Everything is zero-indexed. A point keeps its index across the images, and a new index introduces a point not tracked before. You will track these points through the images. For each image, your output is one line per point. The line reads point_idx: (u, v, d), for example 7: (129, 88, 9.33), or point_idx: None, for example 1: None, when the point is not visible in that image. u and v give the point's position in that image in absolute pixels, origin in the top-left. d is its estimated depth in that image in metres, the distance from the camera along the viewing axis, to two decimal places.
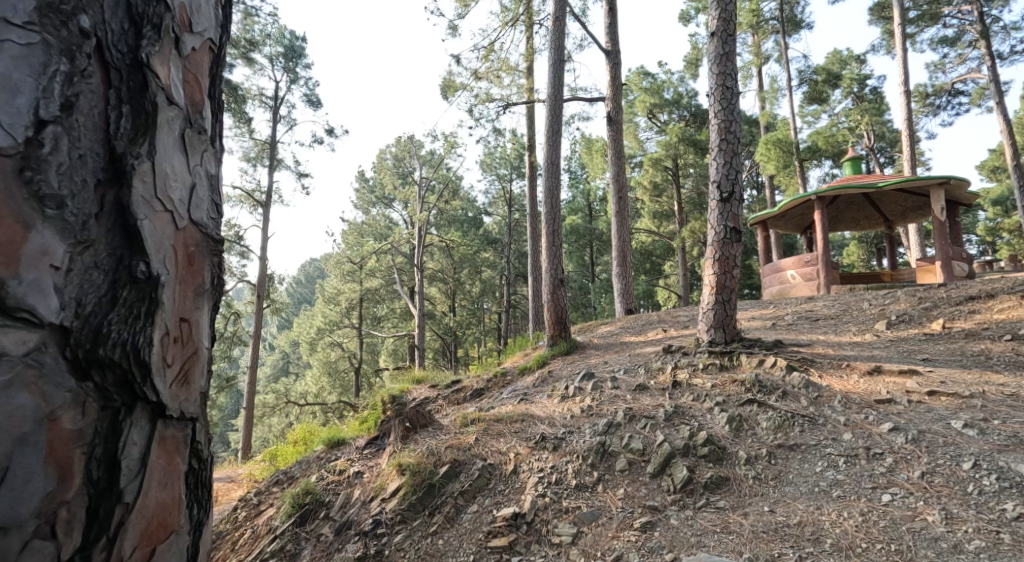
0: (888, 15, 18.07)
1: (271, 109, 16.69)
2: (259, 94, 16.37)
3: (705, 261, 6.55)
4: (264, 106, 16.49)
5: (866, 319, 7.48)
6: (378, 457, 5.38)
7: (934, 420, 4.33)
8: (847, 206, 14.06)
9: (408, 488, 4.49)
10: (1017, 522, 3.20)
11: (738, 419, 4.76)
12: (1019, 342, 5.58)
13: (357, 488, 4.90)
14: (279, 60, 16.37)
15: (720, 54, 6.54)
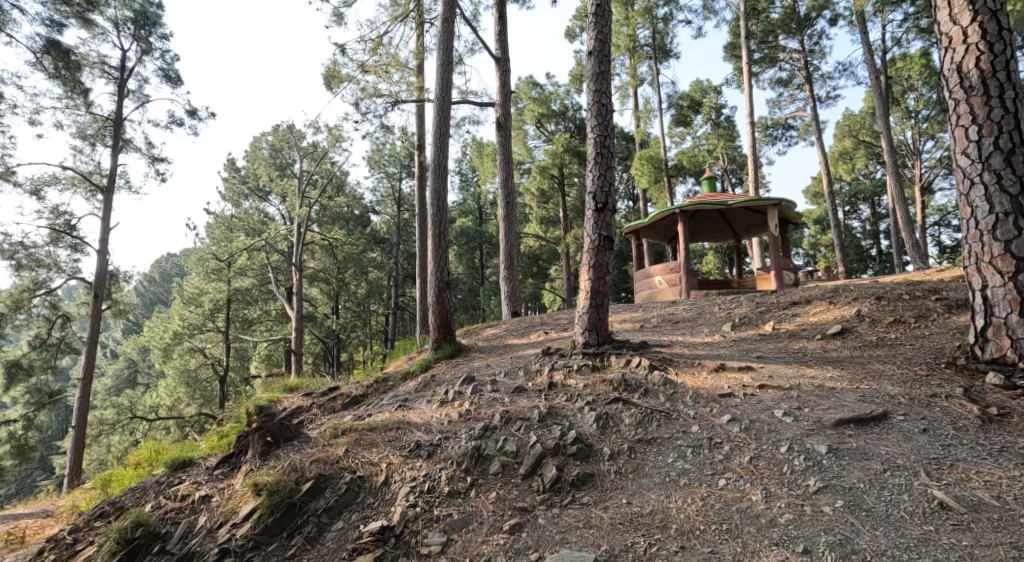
0: (737, 55, 20.41)
1: (116, 81, 14.76)
2: (99, 62, 14.38)
3: (580, 267, 6.88)
4: (107, 76, 14.53)
5: (716, 321, 8.32)
6: (231, 477, 4.96)
7: (761, 409, 4.92)
8: (705, 220, 15.59)
9: (264, 510, 4.23)
10: (816, 495, 3.77)
11: (605, 418, 5.04)
12: (830, 341, 6.54)
13: (202, 514, 4.50)
14: (126, 26, 14.56)
15: (597, 72, 6.94)
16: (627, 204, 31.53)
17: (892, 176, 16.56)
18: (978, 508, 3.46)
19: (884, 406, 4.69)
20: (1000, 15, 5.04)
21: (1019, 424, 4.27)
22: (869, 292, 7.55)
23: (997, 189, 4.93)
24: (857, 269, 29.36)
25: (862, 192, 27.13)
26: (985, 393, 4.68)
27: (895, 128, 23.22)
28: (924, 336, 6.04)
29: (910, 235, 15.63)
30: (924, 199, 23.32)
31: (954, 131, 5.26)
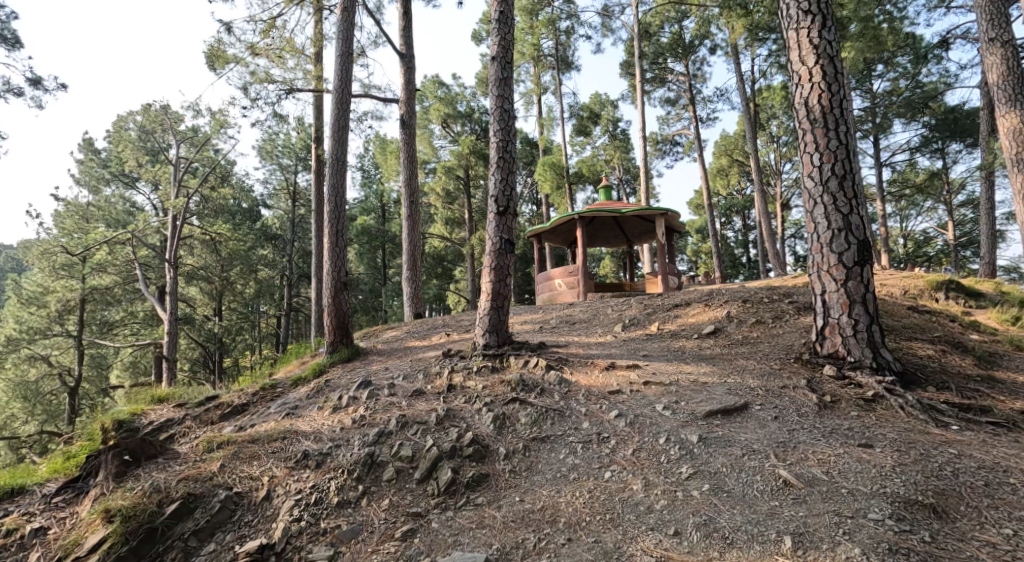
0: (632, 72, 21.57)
1: None
2: None
3: (482, 269, 6.91)
4: None
5: (608, 322, 8.73)
6: (76, 504, 4.43)
7: (645, 404, 5.22)
8: (601, 227, 16.29)
9: (115, 539, 3.83)
10: (688, 481, 4.07)
11: (502, 418, 5.09)
12: (707, 339, 7.09)
13: (37, 549, 3.99)
14: None
15: (500, 78, 7.02)
16: (530, 209, 32.13)
17: (760, 192, 18.30)
18: (813, 482, 3.89)
19: (747, 397, 5.17)
20: (837, 60, 5.76)
21: (848, 409, 4.89)
22: (737, 295, 8.31)
23: (834, 208, 5.61)
24: (730, 274, 32.15)
25: (736, 204, 29.82)
26: (825, 383, 5.31)
27: (762, 150, 25.73)
28: (780, 334, 6.75)
29: (772, 245, 17.43)
30: (783, 214, 26.15)
31: (802, 158, 5.92)
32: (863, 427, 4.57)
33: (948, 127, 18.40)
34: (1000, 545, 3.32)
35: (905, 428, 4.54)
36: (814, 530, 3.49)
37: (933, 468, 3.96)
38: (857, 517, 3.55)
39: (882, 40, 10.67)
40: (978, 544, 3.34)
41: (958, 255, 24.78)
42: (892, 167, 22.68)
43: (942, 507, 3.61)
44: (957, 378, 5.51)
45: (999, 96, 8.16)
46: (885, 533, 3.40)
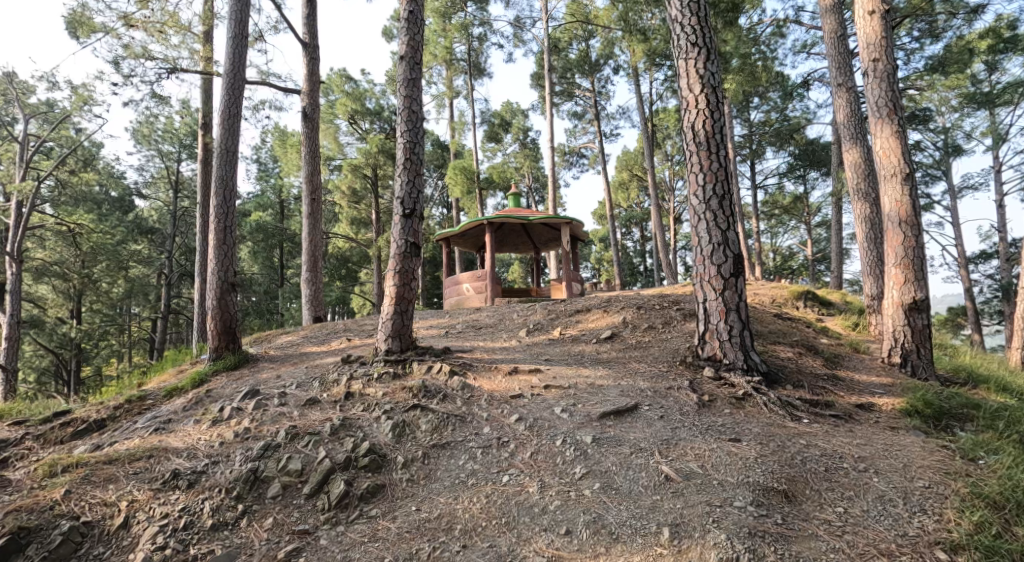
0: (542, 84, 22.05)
1: None
2: None
3: (386, 272, 6.71)
4: None
5: (513, 327, 8.81)
6: None
7: (544, 408, 5.30)
8: (510, 233, 16.45)
9: None
10: (582, 481, 4.17)
11: (401, 425, 4.94)
12: (606, 343, 7.35)
13: None
14: None
15: (408, 78, 6.86)
16: (440, 212, 31.81)
17: (656, 205, 19.33)
18: (690, 476, 4.13)
19: (637, 399, 5.40)
20: (719, 90, 6.23)
21: (722, 407, 5.27)
22: (634, 302, 8.71)
23: (715, 223, 6.04)
24: (629, 282, 33.78)
25: (635, 216, 31.38)
26: (705, 384, 5.69)
27: (658, 167, 27.28)
28: (669, 339, 7.15)
29: (665, 256, 18.52)
30: (675, 227, 27.93)
31: (689, 177, 6.31)
32: (734, 423, 4.94)
33: (809, 157, 20.59)
34: (834, 522, 3.70)
35: (768, 423, 4.97)
36: (688, 520, 3.69)
37: (788, 457, 4.35)
38: (724, 505, 3.80)
39: (757, 76, 11.69)
40: (818, 523, 3.69)
41: (815, 269, 27.86)
42: (766, 189, 25.04)
43: (793, 492, 3.96)
44: (810, 377, 6.14)
45: (845, 133, 9.25)
46: (747, 519, 3.66)
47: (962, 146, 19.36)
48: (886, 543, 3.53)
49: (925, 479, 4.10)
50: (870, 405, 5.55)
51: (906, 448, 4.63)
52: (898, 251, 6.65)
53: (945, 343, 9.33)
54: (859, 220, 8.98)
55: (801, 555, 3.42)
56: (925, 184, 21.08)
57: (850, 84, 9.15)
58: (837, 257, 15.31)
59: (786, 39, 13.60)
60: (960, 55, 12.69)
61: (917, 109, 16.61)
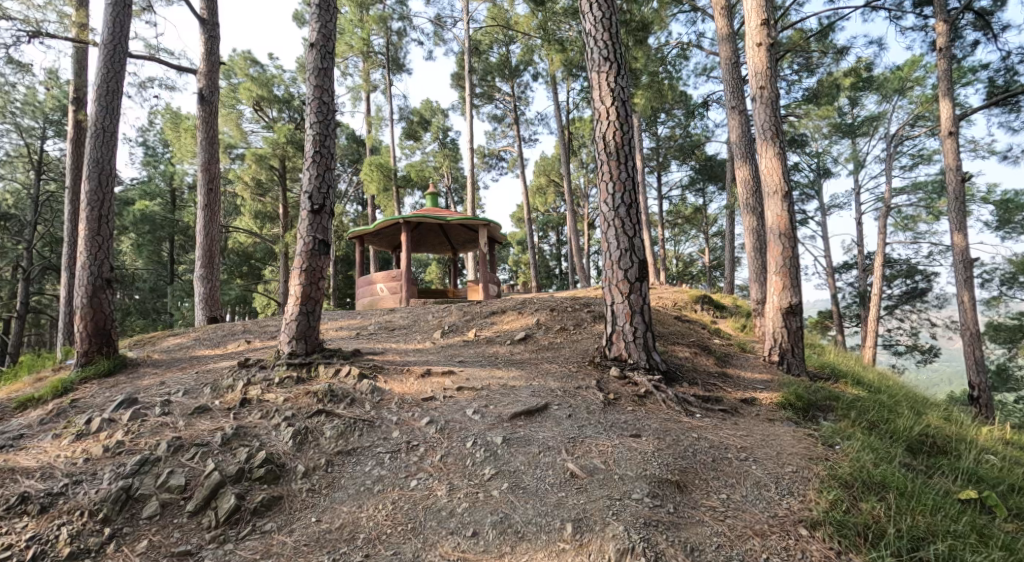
0: (462, 85, 22.01)
1: None
2: None
3: (292, 271, 6.42)
4: None
5: (427, 329, 8.71)
6: None
7: (456, 410, 5.28)
8: (426, 233, 16.25)
9: None
10: (490, 482, 4.21)
11: (303, 432, 4.75)
12: (518, 345, 7.46)
13: None
14: None
15: (319, 67, 6.60)
16: (354, 209, 30.82)
17: (571, 211, 19.82)
18: (594, 472, 4.29)
19: (547, 399, 5.53)
20: (628, 103, 6.53)
21: (626, 404, 5.52)
22: (547, 304, 8.89)
23: (623, 230, 6.31)
24: (544, 285, 34.43)
25: (551, 221, 32.02)
26: (610, 383, 5.93)
27: (573, 174, 28.05)
28: (579, 340, 7.38)
29: (578, 260, 19.01)
30: (588, 232, 28.83)
31: (599, 185, 6.56)
32: (635, 420, 5.19)
33: (708, 172, 21.97)
34: (718, 508, 4.00)
35: (665, 419, 5.27)
36: (590, 515, 3.84)
37: (681, 450, 4.65)
38: (623, 498, 3.99)
39: (664, 93, 12.35)
40: (705, 510, 3.96)
41: (711, 276, 29.84)
42: (670, 199, 26.52)
43: (684, 482, 4.23)
44: (703, 375, 6.58)
45: (736, 152, 10.01)
46: (643, 510, 3.86)
47: (831, 170, 21.64)
48: (762, 523, 3.85)
49: (793, 465, 4.52)
50: (753, 400, 6.04)
51: (780, 437, 5.08)
52: (779, 260, 7.25)
53: (814, 343, 10.33)
54: (748, 231, 9.74)
55: (688, 540, 3.65)
56: (800, 202, 23.27)
57: (741, 107, 9.92)
58: (731, 265, 16.48)
59: (688, 61, 14.52)
60: (829, 90, 14.20)
61: (796, 134, 18.32)
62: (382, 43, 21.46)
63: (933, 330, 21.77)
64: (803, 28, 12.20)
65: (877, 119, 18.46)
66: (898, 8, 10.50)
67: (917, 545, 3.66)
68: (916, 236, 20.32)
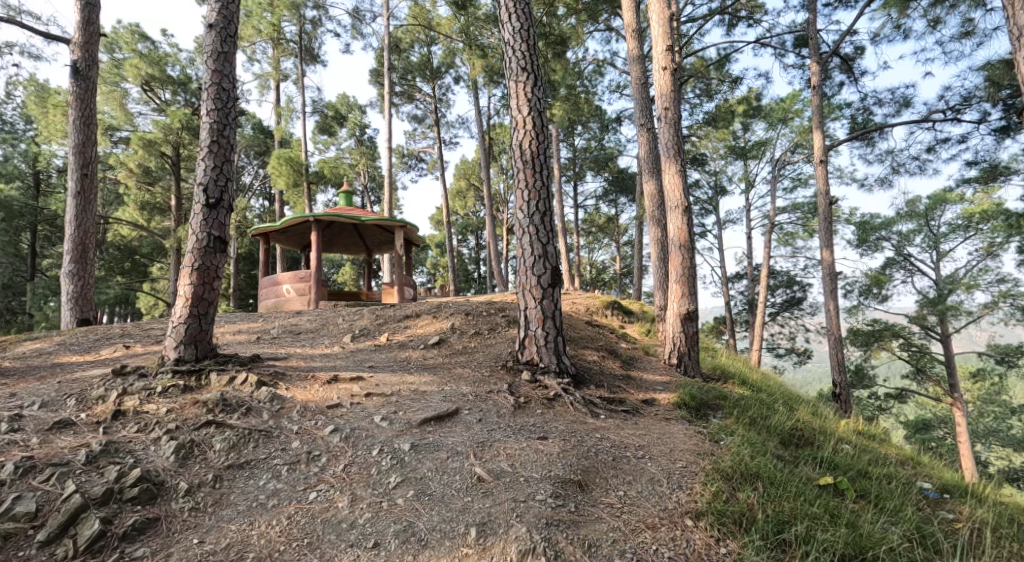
0: (380, 82, 21.52)
1: None
2: None
3: (182, 269, 5.98)
4: None
5: (337, 333, 8.42)
6: None
7: (363, 417, 5.15)
8: (338, 232, 15.69)
9: None
10: (395, 490, 4.15)
11: (187, 446, 4.45)
12: (430, 350, 7.38)
13: None
14: None
15: (218, 51, 6.21)
16: (261, 204, 29.16)
17: (490, 216, 19.87)
18: (500, 475, 4.35)
19: (458, 403, 5.53)
20: (544, 114, 6.69)
21: (535, 407, 5.64)
22: (462, 308, 8.89)
23: (537, 238, 6.45)
24: (462, 289, 34.28)
25: (470, 225, 32.01)
26: (521, 387, 6.04)
27: (493, 179, 28.24)
28: (492, 344, 7.44)
29: (496, 265, 19.11)
30: (506, 237, 29.10)
31: (515, 192, 6.66)
32: (543, 422, 5.32)
33: (620, 185, 22.94)
34: (615, 505, 4.18)
35: (572, 421, 5.44)
36: (494, 518, 3.88)
37: (584, 450, 4.82)
38: (528, 500, 4.07)
39: (580, 107, 12.76)
40: (604, 507, 4.13)
41: (621, 283, 31.08)
42: (585, 208, 27.36)
43: (586, 482, 4.38)
44: (609, 377, 6.86)
45: (644, 167, 10.55)
46: (546, 510, 3.96)
47: (726, 188, 23.30)
48: (653, 517, 4.07)
49: (683, 460, 4.83)
50: (653, 401, 6.37)
51: (673, 435, 5.40)
52: (679, 268, 7.71)
53: (709, 346, 11.05)
54: (653, 242, 10.29)
55: (587, 537, 3.79)
56: (700, 216, 24.84)
57: (649, 125, 10.46)
58: (639, 274, 17.25)
59: (604, 77, 15.10)
60: (726, 115, 15.31)
61: (697, 153, 19.53)
62: (294, 31, 20.55)
63: (807, 335, 24.04)
64: (704, 56, 13.06)
65: (765, 144, 20.17)
66: (782, 46, 11.52)
67: (783, 527, 4.02)
68: (795, 251, 22.34)
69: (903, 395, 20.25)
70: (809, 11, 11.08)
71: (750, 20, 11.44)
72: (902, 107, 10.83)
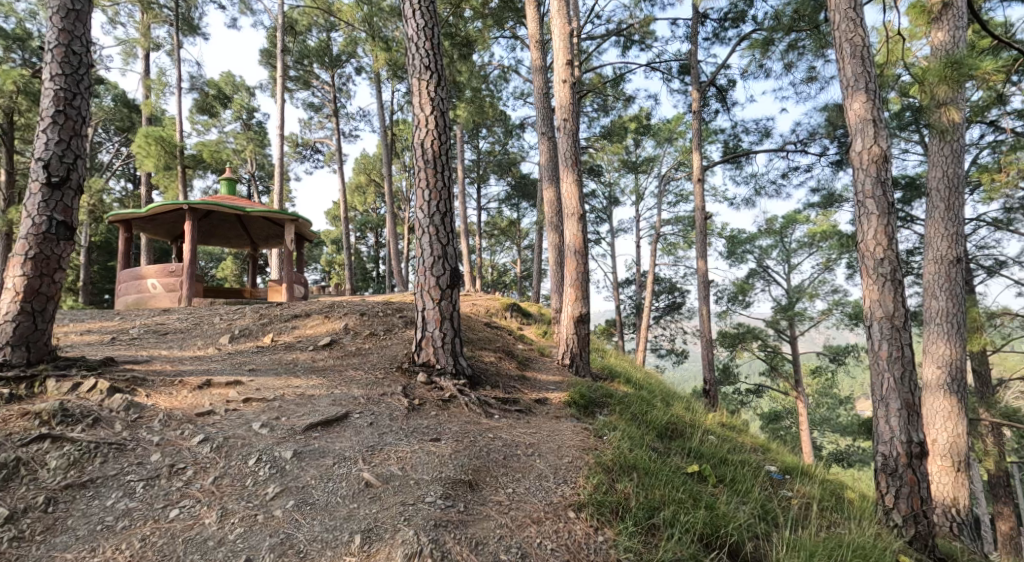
0: (272, 63, 20.25)
1: None
2: None
3: (13, 258, 5.28)
4: None
5: (213, 333, 7.82)
6: None
7: (239, 425, 4.83)
8: (219, 223, 14.57)
9: None
10: (272, 501, 3.98)
11: (12, 466, 3.97)
12: (318, 352, 7.09)
13: None
14: None
15: (68, 9, 5.53)
16: (124, 187, 26.28)
17: (392, 214, 19.33)
18: (389, 479, 4.29)
19: (348, 407, 5.37)
20: (446, 115, 6.68)
21: (429, 409, 5.61)
22: (356, 308, 8.61)
23: (436, 238, 6.42)
24: (359, 287, 33.20)
25: (369, 222, 31.10)
26: (416, 389, 5.98)
27: (395, 176, 27.64)
28: (388, 346, 7.30)
29: (396, 264, 18.71)
30: (407, 236, 28.59)
31: (415, 192, 6.58)
32: (437, 424, 5.30)
33: (522, 190, 23.41)
34: (505, 502, 4.26)
35: (466, 422, 5.47)
36: (380, 523, 3.83)
37: (476, 450, 4.87)
38: (417, 502, 4.05)
39: (484, 110, 12.86)
40: (493, 505, 4.20)
41: (520, 285, 31.66)
42: (486, 210, 27.54)
43: (477, 481, 4.43)
44: (505, 378, 6.98)
45: (544, 174, 10.84)
46: (434, 511, 3.97)
47: (619, 199, 24.52)
48: (539, 511, 4.20)
49: (570, 456, 5.03)
50: (545, 400, 6.58)
51: (562, 432, 5.60)
52: (574, 273, 8.00)
53: (599, 347, 11.58)
54: (551, 247, 10.62)
55: (474, 535, 3.84)
56: (595, 223, 25.94)
57: (550, 133, 10.77)
58: (538, 277, 17.68)
59: (509, 83, 15.33)
60: (620, 130, 16.14)
61: (593, 164, 20.39)
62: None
63: (685, 336, 26.01)
64: (601, 74, 13.68)
65: (654, 160, 21.53)
66: (669, 72, 12.36)
67: (653, 513, 4.31)
68: (677, 260, 24.04)
69: (760, 390, 22.56)
70: (692, 41, 11.98)
71: (642, 45, 12.15)
72: (764, 136, 12.03)
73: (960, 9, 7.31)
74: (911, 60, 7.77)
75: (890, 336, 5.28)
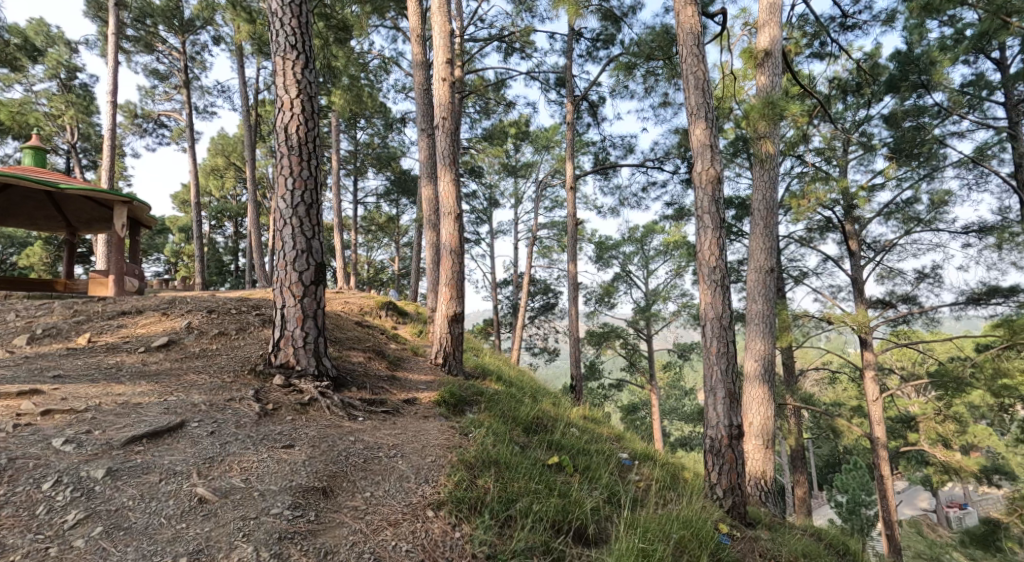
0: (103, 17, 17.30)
1: None
2: None
3: None
4: None
5: (6, 335, 6.74)
6: None
7: (34, 442, 4.25)
8: (19, 198, 12.48)
9: None
10: (69, 531, 3.61)
11: None
12: (149, 354, 6.39)
13: None
14: None
15: None
16: None
17: (252, 201, 17.56)
18: (228, 493, 4.04)
19: (185, 415, 4.92)
20: (315, 100, 6.37)
21: (285, 414, 5.32)
22: (204, 305, 7.87)
23: (300, 232, 6.10)
24: (213, 281, 30.37)
25: (227, 210, 28.54)
26: (272, 392, 5.64)
27: (258, 160, 25.67)
28: (239, 347, 6.79)
29: (257, 257, 17.29)
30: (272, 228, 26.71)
31: (277, 179, 6.19)
32: (292, 429, 5.04)
33: (402, 186, 22.93)
34: (360, 507, 4.19)
35: (325, 425, 5.26)
36: (212, 543, 3.64)
37: (334, 455, 4.71)
38: (259, 516, 3.88)
39: (363, 101, 12.33)
40: (347, 511, 4.12)
41: (397, 283, 30.93)
42: (363, 204, 26.54)
43: (331, 487, 4.31)
44: (373, 379, 6.81)
45: (423, 172, 10.77)
46: (279, 524, 3.84)
47: (498, 201, 24.89)
48: (396, 513, 4.19)
49: (433, 455, 5.02)
50: (413, 400, 6.51)
51: (428, 432, 5.60)
52: (449, 273, 8.03)
53: (474, 347, 11.67)
54: (429, 246, 10.55)
55: (323, 545, 3.77)
56: (474, 224, 26.13)
57: (430, 132, 10.71)
58: (416, 274, 17.39)
59: (388, 75, 14.92)
60: (501, 134, 16.40)
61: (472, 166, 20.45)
62: None
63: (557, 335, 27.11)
64: (483, 76, 13.82)
65: (532, 165, 22.25)
66: (547, 83, 12.83)
67: (509, 505, 4.45)
68: (551, 263, 24.97)
69: (621, 385, 24.12)
70: (568, 56, 12.55)
71: (523, 53, 12.49)
72: (630, 150, 12.90)
73: (778, 59, 8.10)
74: (742, 97, 8.74)
75: (719, 334, 5.94)
